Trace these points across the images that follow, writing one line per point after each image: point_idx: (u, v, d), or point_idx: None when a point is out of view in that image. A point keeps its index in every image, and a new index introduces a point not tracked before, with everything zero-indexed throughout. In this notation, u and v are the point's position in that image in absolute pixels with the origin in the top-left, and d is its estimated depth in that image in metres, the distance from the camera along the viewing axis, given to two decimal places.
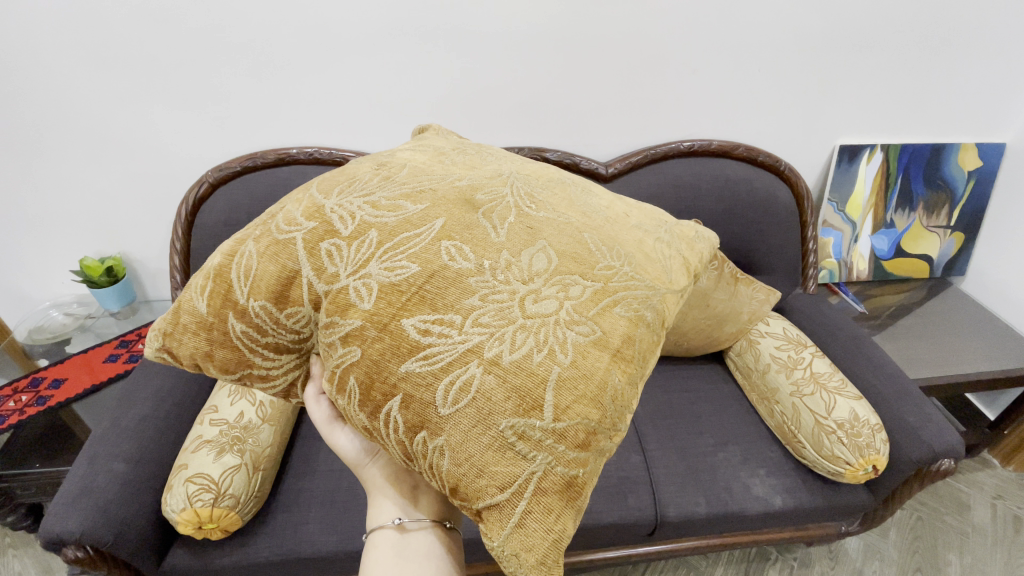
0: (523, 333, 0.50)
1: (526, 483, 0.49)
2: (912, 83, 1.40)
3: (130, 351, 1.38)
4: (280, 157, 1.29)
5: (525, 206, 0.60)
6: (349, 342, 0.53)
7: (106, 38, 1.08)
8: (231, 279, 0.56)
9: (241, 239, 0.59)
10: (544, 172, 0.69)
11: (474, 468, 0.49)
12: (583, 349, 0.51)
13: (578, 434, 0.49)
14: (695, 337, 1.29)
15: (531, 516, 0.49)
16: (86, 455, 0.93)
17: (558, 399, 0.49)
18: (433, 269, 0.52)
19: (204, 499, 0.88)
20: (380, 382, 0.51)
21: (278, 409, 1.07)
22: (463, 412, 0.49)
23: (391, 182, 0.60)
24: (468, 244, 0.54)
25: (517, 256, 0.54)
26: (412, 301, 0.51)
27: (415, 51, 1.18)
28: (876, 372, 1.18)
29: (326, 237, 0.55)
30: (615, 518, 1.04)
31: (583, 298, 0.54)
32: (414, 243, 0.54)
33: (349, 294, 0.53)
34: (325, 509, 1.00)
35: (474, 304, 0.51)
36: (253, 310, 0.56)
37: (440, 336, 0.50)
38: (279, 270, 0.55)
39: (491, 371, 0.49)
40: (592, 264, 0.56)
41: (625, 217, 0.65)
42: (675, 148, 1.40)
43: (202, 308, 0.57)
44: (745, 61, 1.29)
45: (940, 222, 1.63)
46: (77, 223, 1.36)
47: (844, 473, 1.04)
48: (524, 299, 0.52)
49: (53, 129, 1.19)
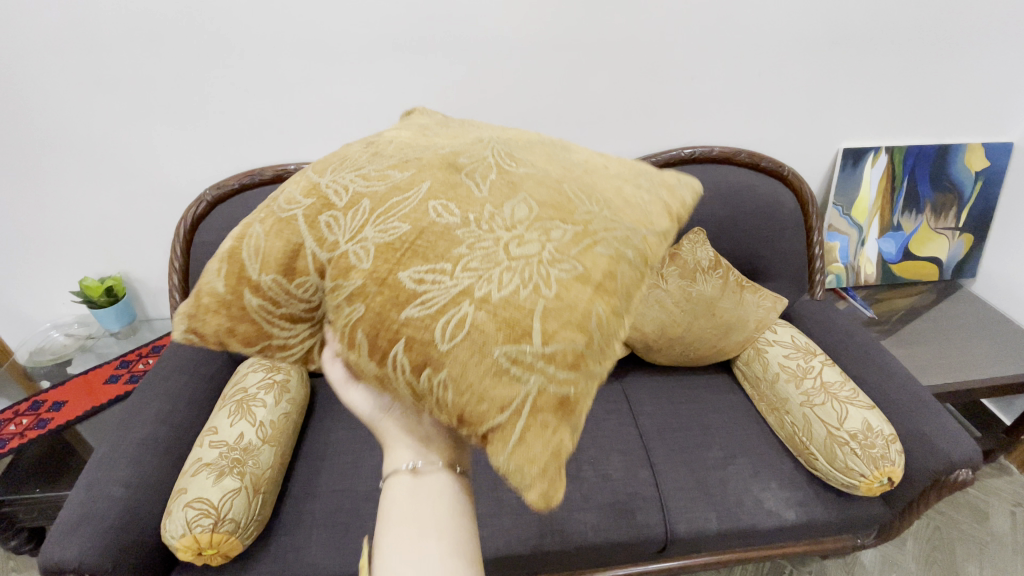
0: (509, 273, 0.49)
1: (524, 403, 0.48)
2: (916, 84, 1.38)
3: (130, 371, 1.37)
4: (276, 174, 1.27)
5: (506, 164, 0.57)
6: (353, 300, 0.51)
7: (105, 58, 1.08)
8: (243, 259, 0.53)
9: (247, 222, 0.56)
10: (524, 135, 0.66)
11: (475, 395, 0.48)
12: (566, 283, 0.50)
13: (568, 356, 0.48)
14: (702, 347, 1.27)
15: (530, 432, 0.48)
16: (86, 480, 0.92)
17: (545, 326, 0.48)
18: (423, 226, 0.51)
19: (204, 525, 0.86)
20: (382, 331, 0.50)
21: (279, 429, 1.05)
22: (459, 347, 0.48)
23: (380, 157, 0.58)
24: (454, 201, 0.53)
25: (500, 207, 0.53)
26: (405, 253, 0.50)
27: (412, 63, 1.18)
28: (888, 380, 1.15)
29: (323, 210, 0.54)
30: (624, 536, 1.01)
31: (565, 236, 0.52)
32: (405, 205, 0.53)
33: (349, 258, 0.51)
34: (328, 531, 0.98)
35: (462, 250, 0.50)
36: (266, 284, 0.53)
37: (434, 283, 0.49)
38: (283, 239, 0.53)
39: (482, 308, 0.48)
40: (572, 209, 0.54)
41: (602, 168, 0.62)
42: (676, 154, 1.37)
43: (218, 285, 0.53)
44: (745, 65, 1.28)
45: (947, 223, 1.60)
46: (77, 243, 1.35)
47: (858, 485, 1.01)
48: (509, 242, 0.51)
49: (52, 149, 1.19)
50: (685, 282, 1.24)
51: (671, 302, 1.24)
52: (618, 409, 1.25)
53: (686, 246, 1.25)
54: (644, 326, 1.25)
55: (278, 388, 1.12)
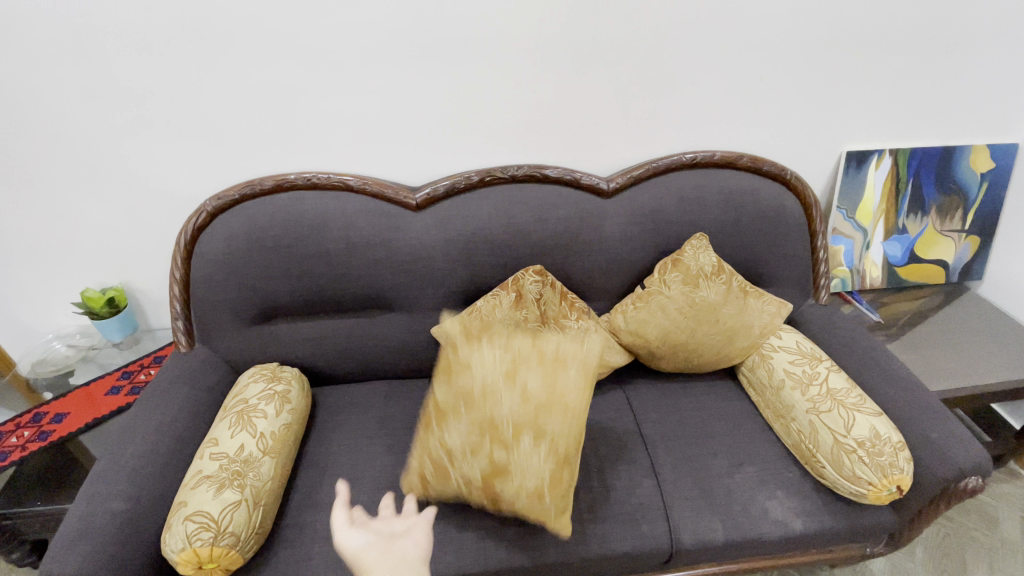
0: (525, 444, 0.92)
1: (551, 492, 0.92)
2: (918, 86, 1.37)
3: (132, 383, 1.37)
4: (277, 183, 1.23)
5: (511, 391, 0.95)
6: (460, 473, 0.92)
7: (107, 72, 1.10)
8: (421, 480, 0.95)
9: (406, 478, 0.98)
10: (509, 343, 1.01)
11: (531, 499, 0.92)
12: (552, 429, 0.94)
13: (561, 456, 0.94)
14: (706, 354, 1.26)
15: (560, 499, 0.93)
16: (85, 493, 0.91)
17: (547, 451, 0.93)
18: (479, 443, 0.92)
19: (204, 538, 0.86)
20: (491, 499, 0.93)
21: (279, 440, 1.04)
22: (525, 500, 0.92)
23: (442, 430, 0.94)
24: (491, 438, 0.92)
25: (511, 413, 0.93)
26: (490, 473, 0.91)
27: (409, 72, 1.18)
28: (895, 386, 1.14)
29: (432, 457, 0.94)
30: (628, 547, 1.00)
31: (556, 441, 0.94)
32: (468, 451, 0.92)
33: (454, 472, 0.93)
34: (329, 543, 0.97)
35: (514, 466, 0.91)
36: (426, 484, 0.95)
37: (495, 461, 0.91)
38: (432, 462, 0.94)
39: (518, 471, 0.92)
40: (546, 412, 0.95)
41: (552, 367, 0.99)
42: (677, 159, 1.33)
43: (413, 481, 0.96)
44: (745, 69, 1.28)
45: (953, 226, 1.58)
46: (78, 254, 1.35)
47: (866, 494, 0.99)
48: (533, 454, 0.92)
49: (56, 162, 1.20)
50: (688, 288, 1.22)
51: (674, 309, 1.22)
52: (622, 417, 1.24)
53: (689, 252, 1.24)
54: (646, 333, 1.24)
55: (278, 399, 1.11)
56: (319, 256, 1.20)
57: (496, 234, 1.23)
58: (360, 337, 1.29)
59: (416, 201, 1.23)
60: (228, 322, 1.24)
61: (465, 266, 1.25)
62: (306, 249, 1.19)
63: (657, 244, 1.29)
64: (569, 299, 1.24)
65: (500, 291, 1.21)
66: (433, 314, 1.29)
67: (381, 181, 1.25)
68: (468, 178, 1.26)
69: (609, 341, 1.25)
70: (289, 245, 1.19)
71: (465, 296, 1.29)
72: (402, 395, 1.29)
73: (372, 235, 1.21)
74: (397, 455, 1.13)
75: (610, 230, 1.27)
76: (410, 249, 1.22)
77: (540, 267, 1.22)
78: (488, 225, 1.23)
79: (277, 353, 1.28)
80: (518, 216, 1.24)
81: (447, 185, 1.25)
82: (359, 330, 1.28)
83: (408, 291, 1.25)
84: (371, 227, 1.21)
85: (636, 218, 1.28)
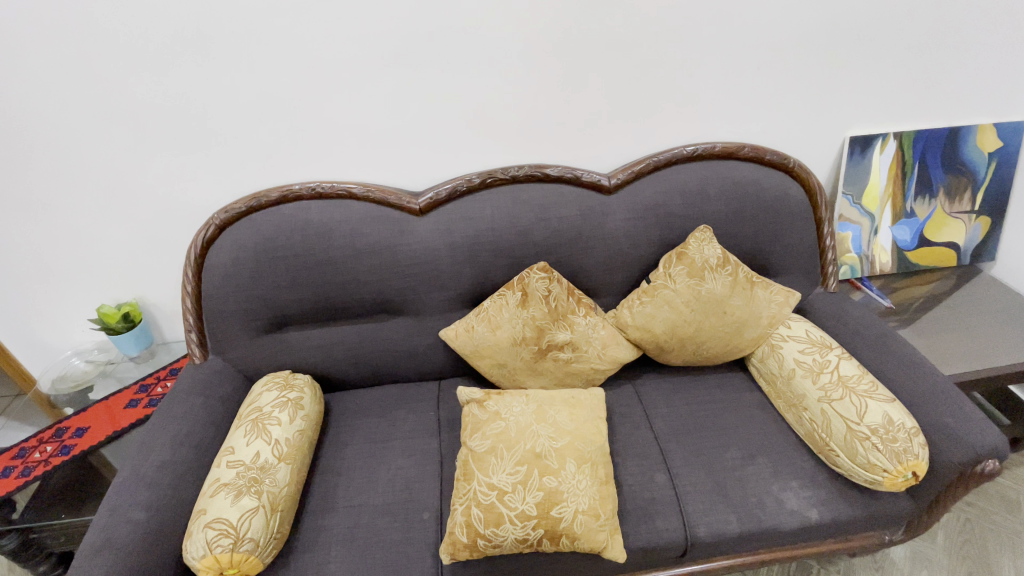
0: (568, 462, 0.98)
1: (603, 507, 0.95)
2: (920, 67, 1.36)
3: (149, 395, 1.39)
4: (283, 195, 1.24)
5: (541, 421, 1.04)
6: (514, 505, 0.93)
7: (115, 94, 1.14)
8: (472, 527, 0.92)
9: (451, 529, 0.94)
10: (532, 394, 1.11)
11: (588, 524, 0.93)
12: (588, 444, 1.02)
13: (600, 474, 0.99)
14: (714, 346, 1.26)
15: (608, 516, 0.95)
16: (107, 505, 0.94)
17: (589, 467, 0.99)
18: (528, 469, 0.97)
19: (224, 545, 0.88)
20: (547, 537, 0.92)
21: (294, 446, 1.06)
22: (582, 526, 0.92)
23: (488, 462, 0.99)
24: (536, 460, 0.98)
25: (551, 437, 1.02)
26: (544, 504, 0.93)
27: (409, 79, 1.19)
28: (909, 372, 1.12)
29: (484, 495, 0.95)
30: (642, 542, 1.00)
31: (595, 463, 1.00)
32: (519, 479, 0.96)
33: (510, 503, 0.94)
34: (346, 547, 0.98)
35: (565, 490, 0.95)
36: (480, 529, 0.92)
37: (546, 484, 0.96)
38: (481, 508, 0.94)
39: (570, 491, 0.95)
40: (576, 433, 1.03)
41: (568, 396, 1.11)
42: (678, 153, 1.32)
43: (463, 538, 0.92)
44: (741, 60, 1.27)
45: (963, 207, 1.55)
46: (93, 272, 1.39)
47: (882, 481, 0.99)
48: (578, 475, 0.97)
49: (69, 183, 1.23)
50: (694, 281, 1.22)
51: (681, 303, 1.22)
52: (632, 413, 1.24)
53: (693, 245, 1.24)
54: (653, 327, 1.24)
55: (291, 406, 1.13)
56: (325, 264, 1.21)
57: (500, 235, 1.24)
58: (369, 342, 1.30)
59: (419, 205, 1.25)
60: (240, 332, 1.26)
61: (470, 268, 1.26)
62: (313, 258, 1.21)
63: (661, 238, 1.29)
64: (575, 297, 1.24)
65: (505, 290, 1.22)
66: (441, 317, 1.30)
67: (384, 188, 1.27)
68: (469, 181, 1.26)
69: (616, 336, 1.25)
70: (297, 254, 1.20)
71: (472, 298, 1.30)
72: (413, 398, 1.30)
73: (377, 241, 1.22)
74: (410, 458, 1.14)
75: (613, 226, 1.28)
76: (415, 254, 1.23)
77: (545, 264, 1.22)
78: (492, 227, 1.24)
79: (289, 361, 1.30)
80: (521, 217, 1.25)
81: (449, 189, 1.26)
82: (369, 335, 1.29)
83: (416, 294, 1.26)
84: (376, 233, 1.22)
85: (639, 214, 1.28)
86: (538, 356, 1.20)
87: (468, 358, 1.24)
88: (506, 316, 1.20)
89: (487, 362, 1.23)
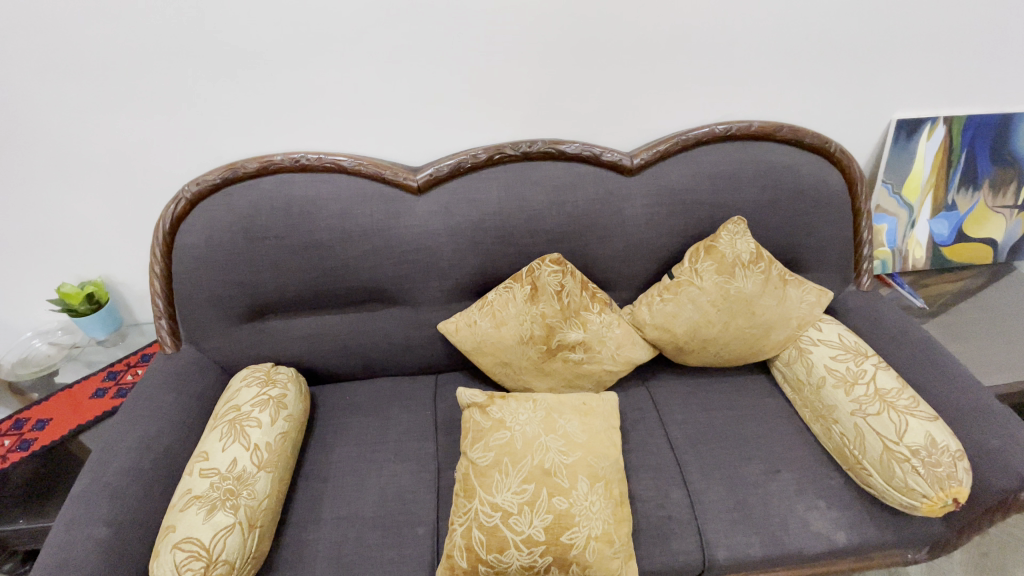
0: (580, 480, 0.89)
1: (616, 531, 0.86)
2: (983, 43, 1.21)
3: (118, 384, 1.29)
4: (263, 165, 1.09)
5: (550, 433, 0.94)
6: (519, 530, 0.84)
7: (65, 45, 0.97)
8: (472, 552, 0.84)
9: (450, 552, 0.85)
10: (539, 399, 1.00)
11: (601, 553, 0.84)
12: (600, 458, 0.92)
13: (613, 492, 0.90)
14: (738, 348, 1.15)
15: (622, 540, 0.86)
16: (65, 519, 0.83)
17: (602, 485, 0.90)
18: (536, 490, 0.87)
19: (194, 569, 0.78)
20: (556, 564, 0.83)
21: (275, 452, 0.95)
22: (594, 554, 0.84)
23: (491, 479, 0.89)
24: (545, 479, 0.88)
25: (562, 453, 0.91)
26: (553, 529, 0.84)
27: (408, 39, 1.04)
28: (950, 388, 1.03)
29: (485, 517, 0.86)
30: (655, 565, 0.92)
31: (609, 481, 0.91)
32: (526, 500, 0.87)
33: (514, 528, 0.84)
34: (332, 564, 0.89)
35: (576, 513, 0.86)
36: (481, 555, 0.83)
37: (556, 505, 0.86)
38: (483, 531, 0.85)
39: (582, 514, 0.86)
40: (588, 448, 0.93)
41: (578, 402, 1.01)
42: (709, 132, 1.18)
43: (462, 562, 0.84)
44: (788, 27, 1.12)
45: (1007, 201, 1.43)
46: (51, 245, 1.24)
47: (920, 508, 0.90)
48: (591, 496, 0.88)
49: (18, 148, 1.08)
50: (722, 278, 1.10)
51: (705, 301, 1.11)
52: (646, 419, 1.14)
53: (724, 238, 1.12)
54: (674, 327, 1.13)
55: (273, 405, 1.02)
56: (312, 248, 1.08)
57: (508, 219, 1.11)
58: (360, 334, 1.18)
59: (417, 183, 1.10)
60: (217, 320, 1.13)
61: (474, 256, 1.13)
62: (299, 240, 1.08)
63: (685, 229, 1.17)
64: (589, 291, 1.12)
65: (513, 282, 1.10)
66: (440, 308, 1.18)
67: (378, 161, 1.12)
68: (475, 157, 1.12)
69: (632, 336, 1.14)
70: (280, 236, 1.07)
71: (474, 288, 1.18)
72: (407, 395, 1.20)
73: (370, 224, 1.09)
74: (404, 464, 1.04)
75: (633, 213, 1.15)
76: (413, 238, 1.10)
77: (558, 255, 1.10)
78: (499, 211, 1.11)
79: (272, 352, 1.18)
80: (532, 201, 1.12)
81: (451, 165, 1.11)
82: (359, 326, 1.18)
83: (412, 284, 1.14)
84: (369, 214, 1.09)
85: (662, 200, 1.15)
86: (547, 356, 1.09)
87: (469, 355, 1.14)
88: (512, 311, 1.09)
89: (491, 360, 1.12)
